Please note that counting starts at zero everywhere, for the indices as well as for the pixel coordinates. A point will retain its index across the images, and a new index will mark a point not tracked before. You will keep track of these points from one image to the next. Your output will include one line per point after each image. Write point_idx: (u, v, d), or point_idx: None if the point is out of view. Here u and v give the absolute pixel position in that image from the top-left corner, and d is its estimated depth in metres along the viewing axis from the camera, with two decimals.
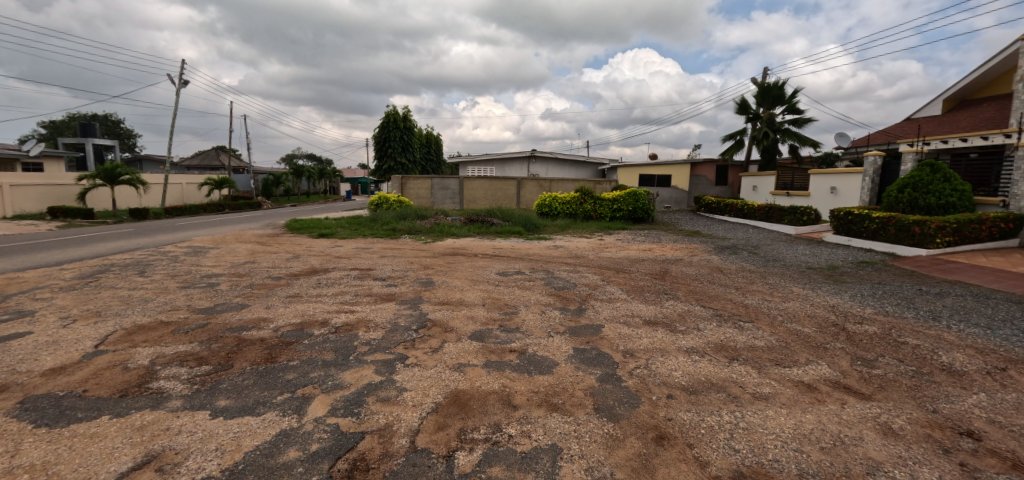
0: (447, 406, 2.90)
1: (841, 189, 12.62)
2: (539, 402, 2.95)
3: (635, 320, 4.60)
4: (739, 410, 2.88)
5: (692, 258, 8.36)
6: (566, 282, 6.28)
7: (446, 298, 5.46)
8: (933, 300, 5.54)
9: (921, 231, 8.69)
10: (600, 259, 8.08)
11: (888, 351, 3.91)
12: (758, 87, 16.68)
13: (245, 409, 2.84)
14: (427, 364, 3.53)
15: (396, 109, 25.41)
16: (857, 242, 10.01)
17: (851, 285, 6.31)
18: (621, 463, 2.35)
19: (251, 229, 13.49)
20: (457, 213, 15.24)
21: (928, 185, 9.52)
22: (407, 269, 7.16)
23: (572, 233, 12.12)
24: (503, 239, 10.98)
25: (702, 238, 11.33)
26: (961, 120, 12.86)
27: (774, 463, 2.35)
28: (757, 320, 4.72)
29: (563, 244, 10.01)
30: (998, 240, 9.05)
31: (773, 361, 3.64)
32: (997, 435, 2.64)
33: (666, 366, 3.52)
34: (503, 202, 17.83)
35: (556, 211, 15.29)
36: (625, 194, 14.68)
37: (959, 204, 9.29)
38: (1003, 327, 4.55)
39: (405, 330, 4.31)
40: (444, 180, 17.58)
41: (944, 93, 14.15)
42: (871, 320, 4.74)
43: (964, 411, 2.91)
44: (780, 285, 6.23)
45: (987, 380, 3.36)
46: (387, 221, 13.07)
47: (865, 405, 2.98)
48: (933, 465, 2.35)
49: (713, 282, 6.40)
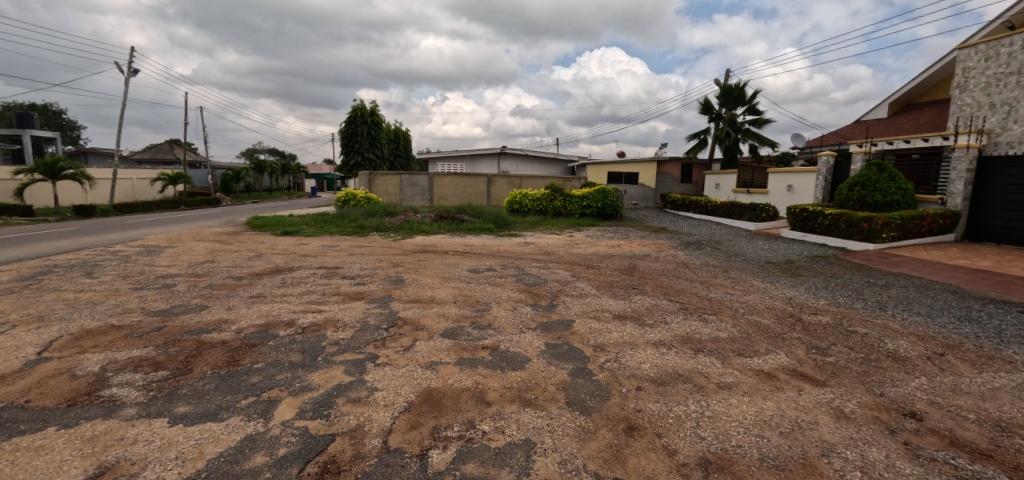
0: (419, 405, 2.88)
1: (797, 187, 13.25)
2: (512, 398, 2.98)
3: (604, 315, 4.70)
4: (705, 399, 3.00)
5: (658, 254, 8.62)
6: (537, 278, 6.33)
7: (416, 296, 5.39)
8: (880, 292, 5.91)
9: (869, 227, 9.27)
10: (570, 256, 8.17)
11: (839, 340, 4.15)
12: (720, 88, 17.27)
13: (207, 415, 2.73)
14: (399, 363, 3.49)
15: (363, 103, 24.72)
16: (812, 237, 10.54)
17: (806, 278, 6.66)
18: (593, 454, 2.41)
19: (209, 227, 12.84)
20: (427, 210, 15.08)
21: (875, 184, 10.11)
22: (376, 267, 7.02)
23: (542, 230, 12.21)
24: (473, 236, 10.95)
25: (668, 234, 11.64)
26: (904, 122, 13.73)
27: (737, 449, 2.46)
28: (720, 312, 4.91)
29: (533, 241, 10.06)
30: (937, 235, 9.75)
31: (735, 352, 3.80)
32: (936, 415, 2.86)
33: (634, 359, 3.61)
34: (473, 198, 17.73)
35: (526, 208, 15.31)
36: (594, 191, 14.90)
37: (902, 202, 9.93)
38: (941, 315, 4.91)
39: (375, 330, 4.24)
40: (413, 176, 17.36)
41: (890, 98, 15.09)
42: (824, 310, 5.04)
43: (907, 394, 3.13)
44: (741, 279, 6.49)
45: (928, 365, 3.63)
46: (354, 218, 12.78)
47: (819, 391, 3.16)
48: (879, 445, 2.53)
49: (679, 277, 6.61)
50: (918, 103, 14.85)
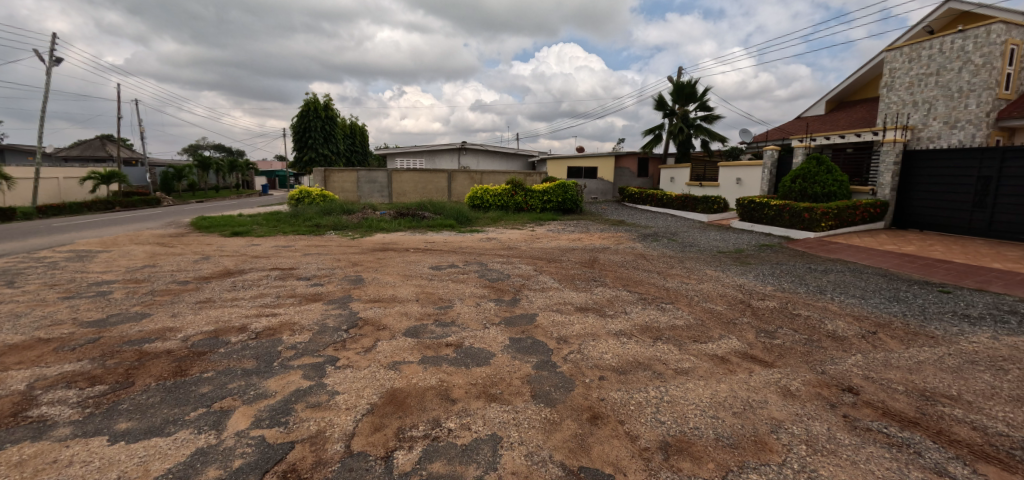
0: (383, 406, 2.82)
1: (745, 180, 13.96)
2: (477, 394, 2.97)
3: (567, 308, 4.78)
4: (663, 385, 3.12)
5: (618, 246, 8.84)
6: (500, 273, 6.34)
7: (377, 295, 5.27)
8: (820, 277, 6.35)
9: (809, 217, 9.91)
10: (532, 250, 8.23)
11: (784, 323, 4.43)
12: (674, 85, 17.87)
13: (152, 430, 2.55)
14: (360, 365, 3.40)
15: (316, 97, 23.74)
16: (759, 227, 11.14)
17: (754, 266, 7.04)
18: (559, 445, 2.45)
19: (148, 229, 11.95)
20: (387, 207, 14.73)
21: (815, 176, 10.81)
22: (333, 267, 6.80)
23: (504, 225, 12.23)
24: (435, 232, 10.81)
25: (626, 227, 11.96)
26: (839, 119, 14.74)
27: (694, 430, 2.58)
28: (676, 301, 5.10)
29: (495, 236, 10.06)
30: (868, 223, 10.56)
31: (691, 339, 3.97)
32: (870, 389, 3.11)
33: (597, 349, 3.69)
34: (434, 194, 17.49)
35: (487, 203, 15.25)
36: (555, 186, 15.07)
37: (838, 193, 10.68)
38: (872, 297, 5.34)
39: (335, 331, 4.11)
40: (371, 173, 16.89)
41: (827, 96, 16.14)
42: (771, 296, 5.35)
43: (845, 371, 3.38)
44: (695, 269, 6.78)
45: (862, 343, 3.94)
46: (310, 217, 12.30)
47: (768, 372, 3.36)
48: (821, 419, 2.72)
49: (637, 268, 6.82)
50: (851, 100, 15.97)
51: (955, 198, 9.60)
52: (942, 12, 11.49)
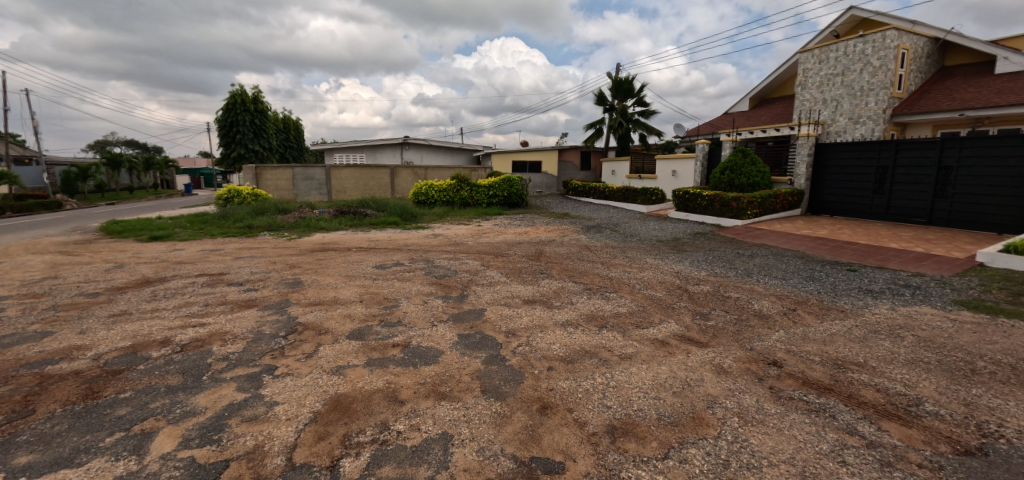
0: (327, 414, 2.69)
1: (680, 172, 14.74)
2: (426, 393, 2.92)
3: (515, 301, 4.82)
4: (609, 371, 3.23)
5: (563, 238, 9.03)
6: (447, 270, 6.26)
7: (317, 298, 5.02)
8: (748, 261, 6.85)
9: (737, 206, 10.66)
10: (479, 245, 8.20)
11: (717, 305, 4.74)
12: (613, 81, 18.45)
13: (58, 462, 2.26)
14: (301, 372, 3.22)
15: (243, 89, 22.08)
16: (693, 217, 11.83)
17: (690, 253, 7.47)
18: (510, 438, 2.46)
19: (45, 236, 10.57)
20: (326, 205, 14.06)
21: (741, 168, 11.63)
22: (268, 271, 6.38)
23: (450, 221, 12.09)
24: (378, 230, 10.47)
25: (571, 220, 12.25)
26: (761, 115, 15.95)
27: (638, 412, 2.69)
28: (619, 289, 5.30)
29: (441, 232, 9.91)
30: (788, 210, 11.53)
31: (633, 325, 4.14)
32: (791, 361, 3.40)
33: (544, 341, 3.75)
34: (376, 191, 16.92)
35: (433, 199, 14.98)
36: (500, 180, 15.10)
37: (762, 183, 11.56)
38: (792, 277, 5.84)
39: (271, 338, 3.86)
40: (307, 169, 16.03)
41: (750, 93, 17.38)
42: (705, 280, 5.70)
43: (770, 346, 3.68)
44: (637, 258, 7.07)
45: (784, 320, 4.30)
46: (240, 218, 11.46)
47: (704, 351, 3.57)
48: (751, 392, 2.94)
49: (582, 259, 7.00)
50: (771, 98, 17.33)
51: (858, 186, 10.71)
52: (845, 18, 12.71)
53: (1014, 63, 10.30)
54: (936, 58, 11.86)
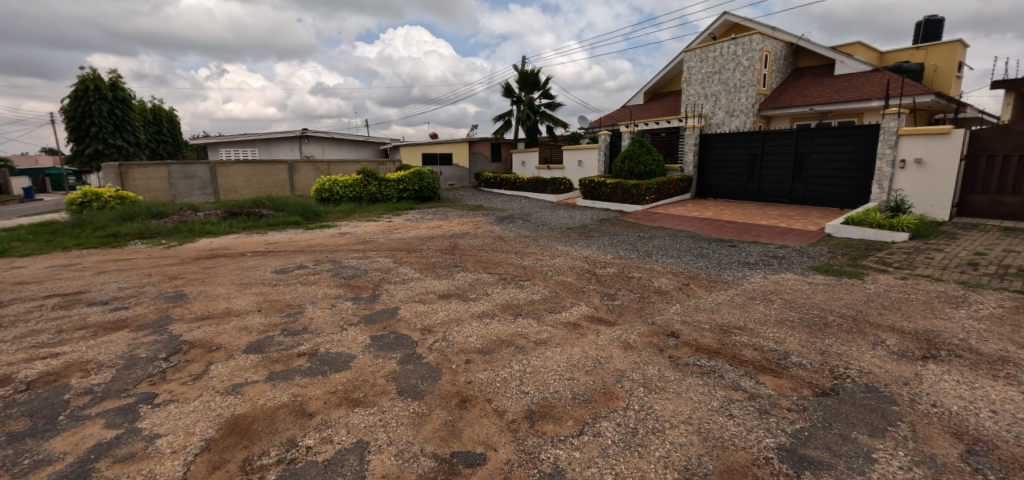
0: (223, 439, 2.40)
1: (586, 162, 15.52)
2: (338, 402, 2.74)
3: (429, 297, 4.72)
4: (525, 357, 3.30)
5: (477, 230, 9.03)
6: (356, 269, 5.93)
7: (205, 311, 4.46)
8: (647, 243, 7.44)
9: (636, 192, 11.52)
10: (391, 242, 7.90)
11: (622, 285, 5.08)
12: (519, 74, 18.75)
13: None
14: (188, 396, 2.84)
15: (96, 73, 18.71)
16: (599, 204, 12.55)
17: (597, 239, 7.92)
18: (429, 436, 2.40)
19: None
20: (212, 206, 12.55)
21: (639, 157, 12.55)
22: (141, 285, 5.52)
23: (359, 218, 11.48)
24: (277, 232, 9.59)
25: (484, 211, 12.30)
26: (654, 108, 17.32)
27: (554, 394, 2.79)
28: (533, 277, 5.44)
29: (349, 231, 9.37)
30: (680, 195, 12.71)
31: (547, 310, 4.29)
32: (686, 331, 3.77)
33: (461, 334, 3.72)
34: (272, 188, 15.49)
35: (338, 195, 14.07)
36: (410, 174, 14.68)
37: (657, 171, 12.59)
38: (684, 255, 6.47)
39: (149, 362, 3.35)
40: (187, 166, 14.14)
41: (644, 87, 18.76)
42: (611, 263, 6.08)
43: (668, 319, 4.04)
44: (548, 246, 7.32)
45: (679, 294, 4.75)
46: (102, 225, 9.78)
47: (612, 330, 3.81)
48: (653, 362, 3.20)
49: (496, 250, 7.07)
50: (662, 92, 18.87)
51: (735, 171, 12.12)
52: (720, 21, 14.22)
53: (847, 66, 12.35)
54: (790, 60, 13.79)
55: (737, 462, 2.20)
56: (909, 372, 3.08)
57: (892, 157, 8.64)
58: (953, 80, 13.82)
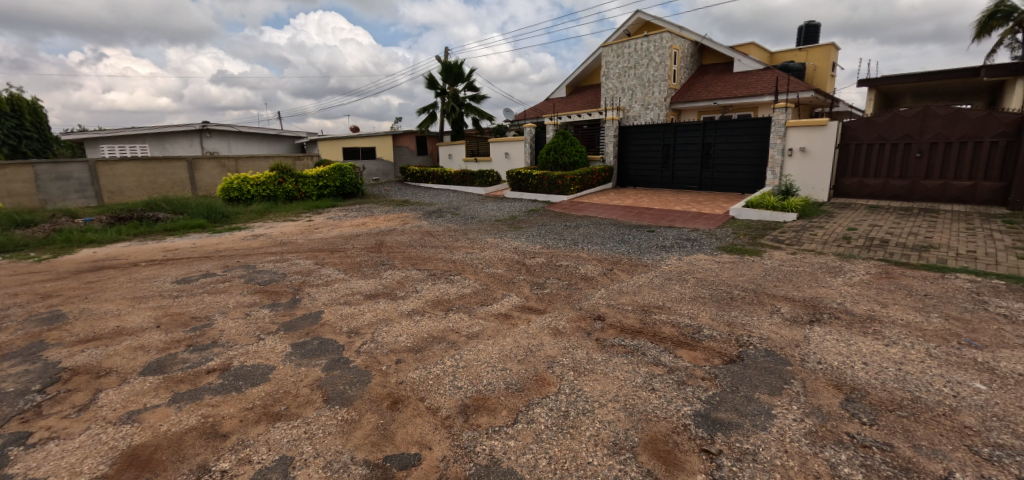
0: (118, 475, 2.12)
1: (513, 154, 15.68)
2: (256, 418, 2.54)
3: (355, 298, 4.51)
4: (458, 352, 3.28)
5: (404, 226, 8.78)
6: (273, 274, 5.51)
7: (89, 332, 3.89)
8: (574, 232, 7.72)
9: (562, 183, 11.87)
10: (311, 242, 7.44)
11: (551, 273, 5.22)
12: (442, 65, 18.41)
13: None
14: (71, 431, 2.47)
15: None
16: (527, 195, 12.76)
17: (526, 230, 8.06)
18: (360, 443, 2.31)
19: None
20: (93, 211, 10.94)
21: (563, 149, 12.93)
22: (3, 307, 4.69)
23: (275, 218, 10.67)
24: (178, 237, 8.62)
25: (412, 206, 11.99)
26: (577, 101, 17.90)
27: (488, 386, 2.81)
28: (463, 271, 5.41)
29: (263, 232, 8.68)
30: (603, 184, 13.30)
31: (478, 303, 4.29)
32: (611, 313, 3.96)
33: (391, 334, 3.61)
34: (169, 189, 13.88)
35: (248, 194, 12.90)
36: (330, 170, 13.92)
37: (581, 162, 13.05)
38: (608, 242, 6.80)
39: (18, 397, 2.87)
40: (59, 166, 12.18)
41: (567, 81, 19.29)
42: (539, 253, 6.22)
43: (595, 304, 4.22)
44: (478, 239, 7.31)
45: (604, 279, 4.98)
46: None
47: (542, 318, 3.91)
48: (582, 346, 3.34)
49: (425, 245, 6.93)
50: (583, 86, 19.54)
51: (652, 161, 12.91)
52: (634, 19, 14.99)
53: (744, 65, 13.60)
54: (696, 58, 14.91)
55: (659, 432, 2.36)
56: (799, 335, 3.51)
57: (782, 146, 9.68)
58: (828, 78, 15.78)
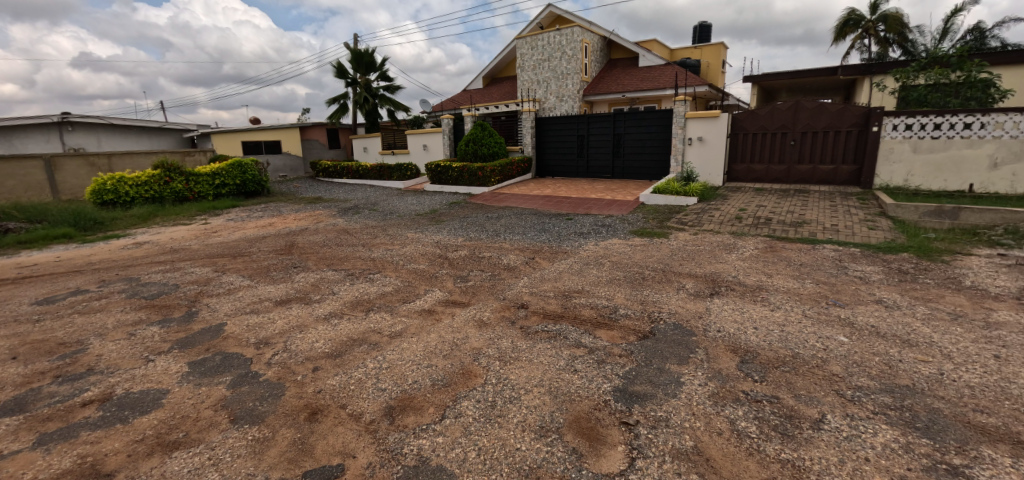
0: None
1: (431, 146, 15.37)
2: (149, 450, 2.25)
3: (264, 305, 4.17)
4: (380, 353, 3.17)
5: (317, 225, 8.25)
6: (163, 286, 4.90)
7: None
8: (496, 223, 7.78)
9: (482, 175, 11.89)
10: (209, 248, 6.72)
11: (474, 266, 5.23)
12: (352, 53, 17.42)
13: None
14: None
15: None
16: (447, 188, 12.61)
17: (448, 223, 7.97)
18: (276, 462, 2.15)
19: None
20: None
21: (482, 140, 12.93)
22: None
23: (162, 223, 9.46)
24: (34, 250, 7.30)
25: (325, 204, 11.29)
26: (495, 92, 17.95)
27: (414, 385, 2.76)
28: (384, 269, 5.23)
29: (148, 239, 7.66)
30: (522, 175, 13.56)
31: (400, 301, 4.18)
32: (533, 301, 4.07)
33: (306, 341, 3.39)
34: (21, 194, 11.62)
35: (128, 196, 11.21)
36: (228, 166, 12.66)
37: (501, 153, 13.16)
38: (529, 231, 6.95)
39: None
40: None
41: (484, 72, 19.25)
42: (461, 246, 6.19)
43: (518, 292, 4.30)
44: (398, 235, 7.09)
45: (526, 268, 5.09)
46: None
47: (467, 311, 3.91)
48: (506, 336, 3.39)
49: (341, 244, 6.58)
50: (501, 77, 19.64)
51: (568, 151, 13.38)
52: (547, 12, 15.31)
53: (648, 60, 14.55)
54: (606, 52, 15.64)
55: (583, 411, 2.49)
56: (701, 307, 3.88)
57: (682, 136, 10.57)
58: (720, 74, 17.43)
